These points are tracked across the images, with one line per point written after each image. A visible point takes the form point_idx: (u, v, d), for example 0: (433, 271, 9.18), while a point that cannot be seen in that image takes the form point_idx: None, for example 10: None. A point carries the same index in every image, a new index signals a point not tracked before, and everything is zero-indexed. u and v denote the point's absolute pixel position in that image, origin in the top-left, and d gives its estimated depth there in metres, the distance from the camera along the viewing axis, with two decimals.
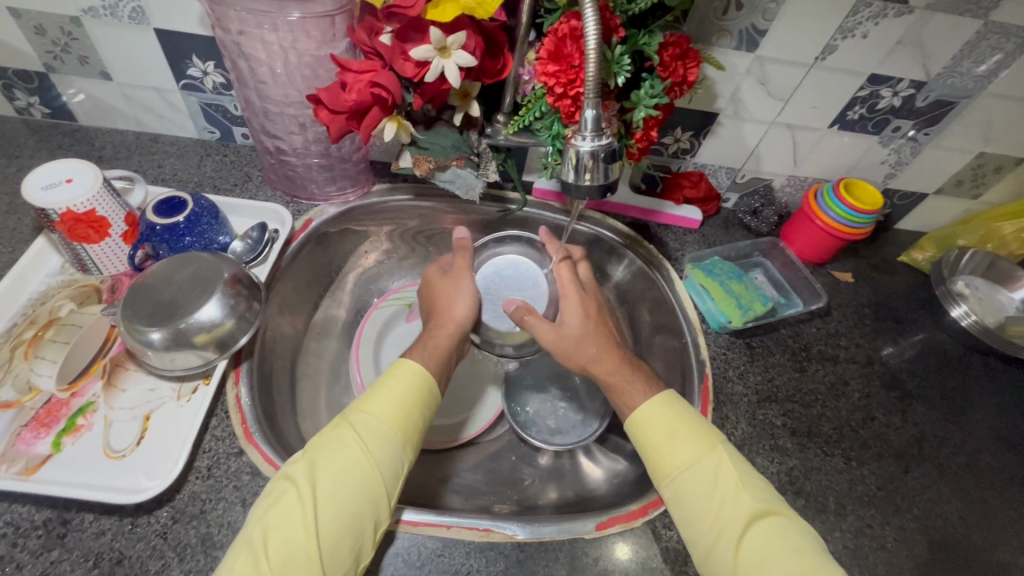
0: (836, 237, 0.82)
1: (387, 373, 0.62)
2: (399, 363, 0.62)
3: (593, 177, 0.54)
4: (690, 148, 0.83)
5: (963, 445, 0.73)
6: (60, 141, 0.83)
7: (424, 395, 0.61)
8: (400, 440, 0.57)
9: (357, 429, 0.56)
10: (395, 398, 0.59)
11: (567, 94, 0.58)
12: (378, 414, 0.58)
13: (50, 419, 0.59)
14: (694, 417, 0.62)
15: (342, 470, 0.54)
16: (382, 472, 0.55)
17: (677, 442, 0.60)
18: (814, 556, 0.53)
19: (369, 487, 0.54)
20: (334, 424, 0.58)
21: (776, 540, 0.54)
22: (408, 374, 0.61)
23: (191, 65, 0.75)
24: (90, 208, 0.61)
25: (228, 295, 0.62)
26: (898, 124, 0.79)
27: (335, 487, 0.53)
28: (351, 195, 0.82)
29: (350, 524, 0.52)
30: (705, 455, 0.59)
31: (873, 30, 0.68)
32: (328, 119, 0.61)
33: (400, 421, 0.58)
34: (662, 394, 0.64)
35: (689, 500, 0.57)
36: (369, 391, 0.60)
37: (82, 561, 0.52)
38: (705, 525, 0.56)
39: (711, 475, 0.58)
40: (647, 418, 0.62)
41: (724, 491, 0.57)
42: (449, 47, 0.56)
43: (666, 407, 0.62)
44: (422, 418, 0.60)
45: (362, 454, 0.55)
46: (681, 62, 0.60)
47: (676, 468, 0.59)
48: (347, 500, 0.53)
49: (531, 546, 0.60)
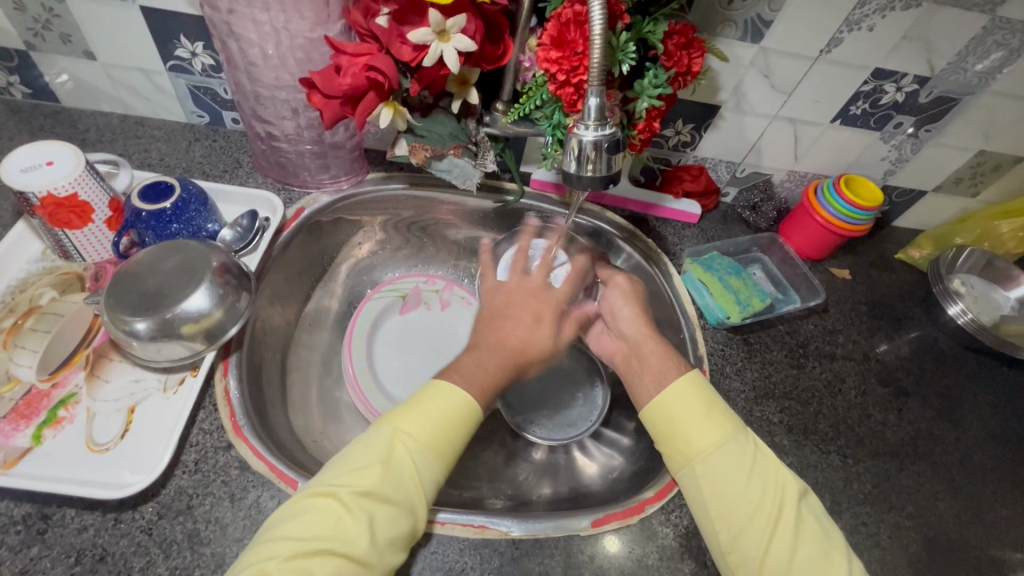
0: (834, 233, 0.81)
1: (434, 386, 0.59)
2: (446, 384, 0.59)
3: (596, 167, 0.53)
4: (691, 140, 0.82)
5: (958, 443, 0.73)
6: (42, 123, 0.81)
7: (469, 417, 0.58)
8: (445, 463, 0.56)
9: (408, 451, 0.55)
10: (446, 423, 0.57)
11: (569, 81, 0.56)
12: (422, 436, 0.55)
13: (30, 411, 0.57)
14: (720, 401, 0.62)
15: (395, 494, 0.53)
16: (428, 498, 0.55)
17: (709, 425, 0.59)
18: (843, 553, 0.54)
19: (415, 514, 0.54)
20: (378, 441, 0.55)
21: (806, 530, 0.55)
22: (462, 398, 0.58)
23: (179, 45, 0.73)
24: (72, 192, 0.59)
25: (217, 284, 0.60)
26: (900, 120, 0.78)
27: (382, 513, 0.52)
28: (344, 183, 0.80)
29: (397, 543, 0.52)
30: (734, 437, 0.59)
31: (879, 23, 0.67)
32: (321, 104, 0.59)
33: (448, 447, 0.57)
34: (687, 373, 0.63)
35: (719, 484, 0.56)
36: (417, 407, 0.57)
37: (64, 558, 0.51)
38: (732, 507, 0.56)
39: (741, 472, 0.57)
40: (677, 398, 0.60)
41: (754, 477, 0.57)
42: (448, 30, 0.54)
43: (697, 398, 0.60)
44: (467, 438, 0.59)
45: (411, 479, 0.54)
46: (686, 52, 0.59)
47: (709, 451, 0.58)
48: (393, 526, 0.52)
49: (526, 543, 0.59)
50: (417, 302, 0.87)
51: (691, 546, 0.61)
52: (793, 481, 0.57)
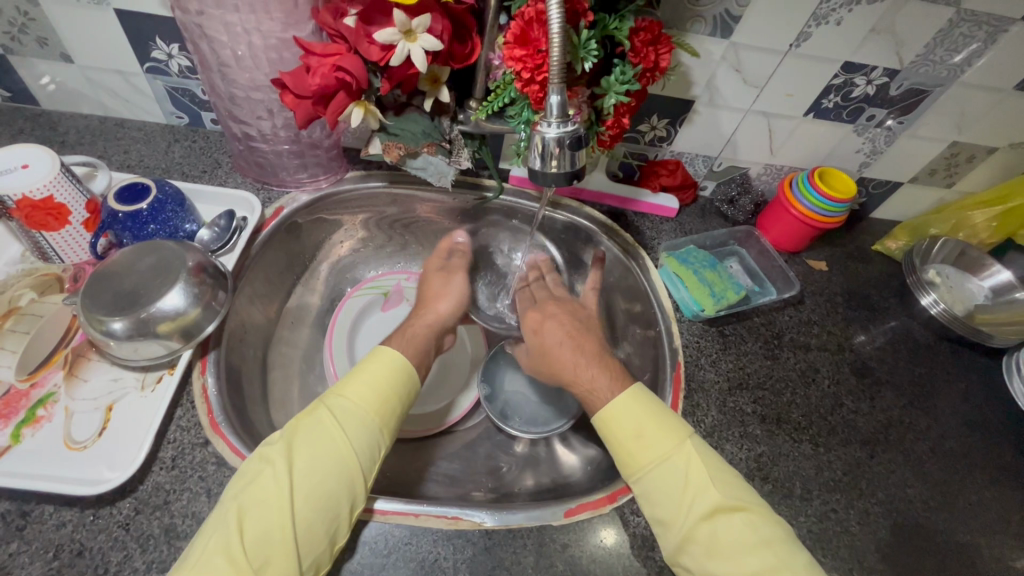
0: (809, 226, 0.82)
1: (366, 359, 0.63)
2: (380, 352, 0.63)
3: (560, 164, 0.54)
4: (667, 135, 0.83)
5: (929, 430, 0.74)
6: (21, 126, 0.81)
7: (403, 382, 0.62)
8: (377, 424, 0.58)
9: (334, 410, 0.57)
10: (374, 384, 0.60)
11: (535, 79, 0.57)
12: (353, 398, 0.58)
13: (10, 410, 0.58)
14: (661, 413, 0.63)
15: (320, 448, 0.54)
16: (359, 454, 0.55)
17: (644, 439, 0.61)
18: (779, 555, 0.54)
19: (348, 473, 0.54)
20: (310, 408, 0.59)
21: (742, 534, 0.55)
22: (387, 364, 0.62)
23: (155, 47, 0.73)
24: (48, 194, 0.60)
25: (193, 283, 0.61)
26: (872, 112, 0.79)
27: (309, 470, 0.53)
28: (323, 182, 0.80)
29: (329, 501, 0.52)
30: (670, 456, 0.59)
31: (846, 17, 0.67)
32: (293, 104, 0.60)
33: (378, 407, 0.59)
34: (631, 390, 0.64)
35: (654, 498, 0.58)
36: (348, 377, 0.61)
37: (42, 553, 0.52)
38: (669, 514, 0.57)
39: (675, 487, 0.58)
40: (613, 419, 0.63)
41: (689, 490, 0.57)
42: (414, 30, 0.55)
43: (632, 413, 0.62)
44: (401, 404, 0.61)
45: (337, 433, 0.56)
46: (651, 48, 0.59)
47: (649, 465, 0.59)
48: (321, 477, 0.53)
49: (499, 533, 0.60)
50: (399, 300, 0.87)
51: None
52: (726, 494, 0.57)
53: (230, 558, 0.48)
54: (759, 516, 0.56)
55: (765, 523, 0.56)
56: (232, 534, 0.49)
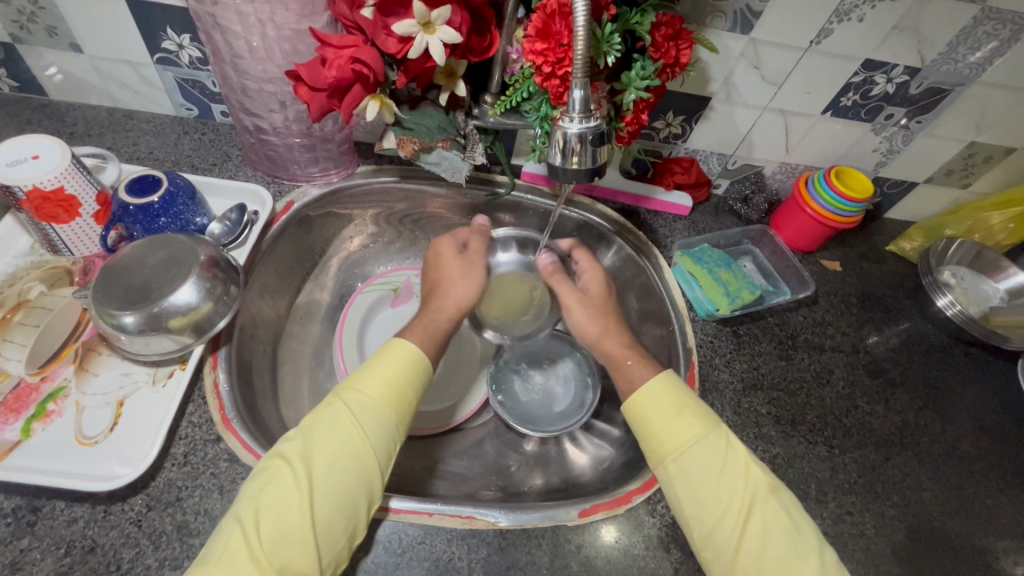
0: (824, 225, 0.81)
1: (381, 350, 0.62)
2: (393, 343, 0.62)
3: (581, 160, 0.53)
4: (682, 132, 0.82)
5: (944, 433, 0.74)
6: (29, 116, 0.80)
7: (418, 375, 0.61)
8: (393, 419, 0.57)
9: (351, 406, 0.56)
10: (388, 378, 0.59)
11: (555, 73, 0.56)
12: (370, 394, 0.57)
13: (20, 404, 0.58)
14: (692, 399, 0.63)
15: (337, 445, 0.54)
16: (376, 452, 0.55)
17: (680, 422, 0.60)
18: (813, 542, 0.55)
19: (365, 470, 0.54)
20: (325, 403, 0.57)
21: (780, 518, 0.56)
22: (403, 354, 0.61)
23: (166, 38, 0.72)
24: (58, 185, 0.59)
25: (205, 278, 0.60)
26: (891, 111, 0.78)
27: (329, 466, 0.53)
28: (334, 176, 0.80)
29: (347, 500, 0.52)
30: (707, 438, 0.59)
31: (869, 13, 0.66)
32: (307, 97, 0.59)
33: (394, 403, 0.58)
34: (663, 374, 0.64)
35: (689, 481, 0.58)
36: (362, 370, 0.60)
37: (53, 549, 0.51)
38: (705, 497, 0.57)
39: (712, 470, 0.58)
40: (647, 401, 0.62)
41: (726, 472, 0.58)
42: (433, 22, 0.54)
43: (667, 397, 0.62)
44: (416, 397, 0.60)
45: (354, 431, 0.55)
46: (673, 43, 0.58)
47: (676, 451, 0.59)
48: (337, 475, 0.52)
49: (513, 533, 0.59)
50: (409, 296, 0.87)
51: (678, 536, 0.61)
52: (764, 478, 0.58)
53: (250, 553, 0.48)
54: (790, 498, 0.58)
55: (796, 510, 0.58)
56: (249, 536, 0.49)
